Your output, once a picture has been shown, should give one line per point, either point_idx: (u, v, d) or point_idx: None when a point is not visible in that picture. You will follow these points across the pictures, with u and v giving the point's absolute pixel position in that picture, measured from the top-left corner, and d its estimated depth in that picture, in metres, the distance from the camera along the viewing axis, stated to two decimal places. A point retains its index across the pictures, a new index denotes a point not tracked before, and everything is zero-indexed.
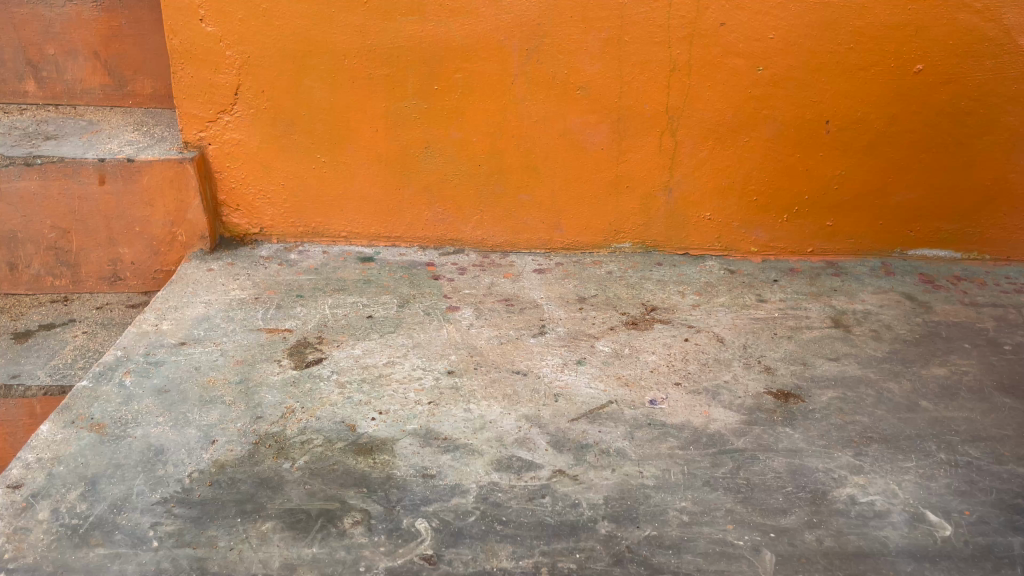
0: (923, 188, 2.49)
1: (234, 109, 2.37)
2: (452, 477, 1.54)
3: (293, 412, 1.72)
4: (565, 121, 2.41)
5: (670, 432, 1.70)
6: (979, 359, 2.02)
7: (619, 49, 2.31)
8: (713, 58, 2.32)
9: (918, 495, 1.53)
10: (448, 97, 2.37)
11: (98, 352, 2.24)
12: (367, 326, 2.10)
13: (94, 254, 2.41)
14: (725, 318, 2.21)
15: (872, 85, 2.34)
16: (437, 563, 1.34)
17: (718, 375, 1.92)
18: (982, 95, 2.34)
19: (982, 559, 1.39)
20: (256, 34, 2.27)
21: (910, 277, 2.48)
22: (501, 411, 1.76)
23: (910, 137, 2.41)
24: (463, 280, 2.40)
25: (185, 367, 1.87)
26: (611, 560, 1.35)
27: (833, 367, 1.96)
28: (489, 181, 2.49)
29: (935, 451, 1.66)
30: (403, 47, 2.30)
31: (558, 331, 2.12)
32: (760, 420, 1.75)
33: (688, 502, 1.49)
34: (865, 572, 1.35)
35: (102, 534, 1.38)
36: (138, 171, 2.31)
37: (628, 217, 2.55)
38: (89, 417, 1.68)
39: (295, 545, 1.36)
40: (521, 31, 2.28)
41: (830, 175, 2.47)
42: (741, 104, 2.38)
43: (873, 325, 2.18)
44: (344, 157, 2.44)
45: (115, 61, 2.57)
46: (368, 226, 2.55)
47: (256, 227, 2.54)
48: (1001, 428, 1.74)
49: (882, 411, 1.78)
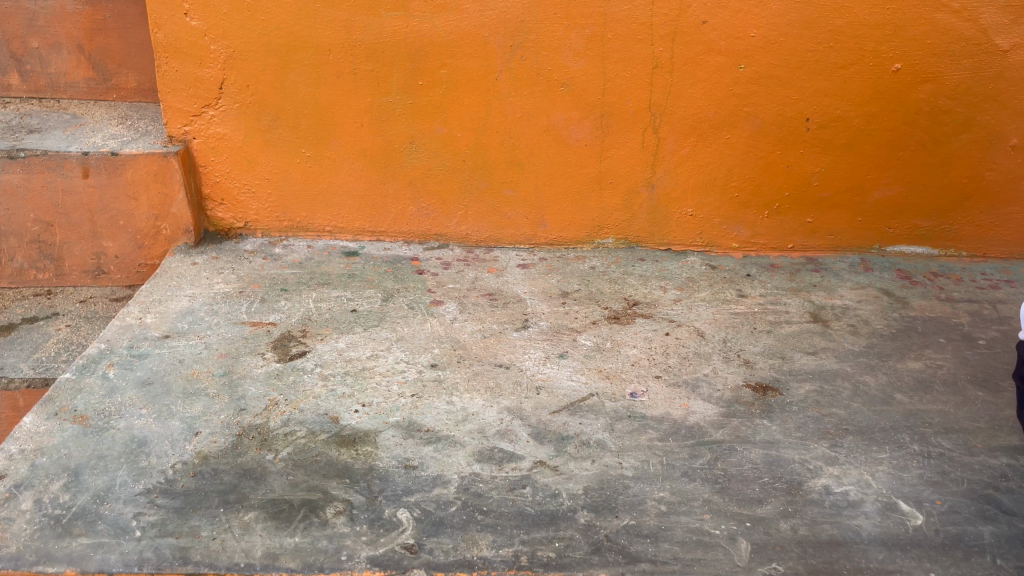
0: (902, 185, 2.52)
1: (218, 103, 2.37)
2: (433, 468, 1.56)
3: (276, 404, 1.74)
4: (548, 117, 2.42)
5: (649, 424, 1.73)
6: (954, 353, 2.05)
7: (602, 46, 2.33)
8: (695, 55, 2.34)
9: (891, 485, 1.56)
10: (433, 92, 2.38)
11: (82, 344, 2.23)
12: (351, 320, 2.12)
13: (78, 248, 2.41)
14: (706, 312, 2.24)
15: (851, 83, 2.38)
16: (418, 553, 1.35)
17: (698, 368, 1.95)
18: (960, 95, 2.38)
19: (952, 547, 1.41)
20: (241, 28, 2.28)
21: (888, 273, 2.52)
22: (483, 403, 1.78)
23: (889, 135, 2.45)
24: (447, 275, 2.42)
25: (169, 360, 1.88)
26: (590, 549, 1.37)
27: (811, 360, 2.00)
28: (473, 176, 2.50)
29: (908, 442, 1.69)
30: (388, 43, 2.31)
31: (541, 325, 2.14)
32: (738, 412, 1.78)
33: (667, 492, 1.52)
34: (838, 559, 1.38)
35: (85, 525, 1.39)
36: (122, 164, 2.31)
37: (611, 212, 2.57)
38: (72, 408, 1.68)
39: (277, 534, 1.38)
40: (505, 27, 2.29)
41: (810, 172, 2.50)
42: (722, 101, 2.41)
43: (852, 321, 2.21)
44: (329, 151, 2.45)
45: (100, 54, 2.57)
46: (353, 221, 2.56)
47: (241, 221, 2.54)
48: (974, 420, 1.77)
49: (858, 404, 1.82)
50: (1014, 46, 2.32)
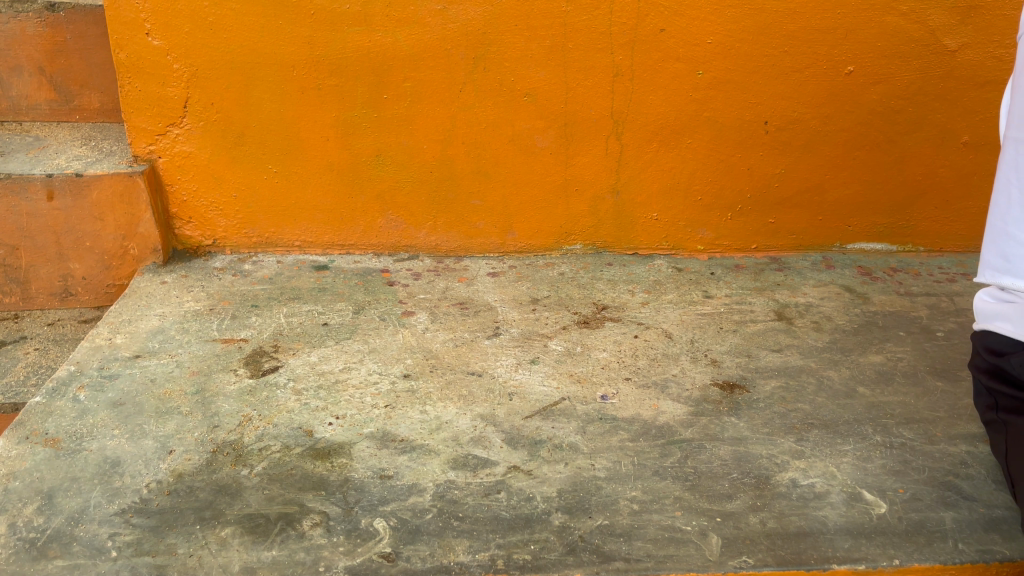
0: (859, 184, 2.59)
1: (183, 121, 2.38)
2: (408, 477, 1.58)
3: (250, 420, 1.74)
4: (514, 127, 2.46)
5: (620, 425, 1.76)
6: (913, 345, 2.11)
7: (563, 55, 2.37)
8: (654, 62, 2.39)
9: (855, 476, 1.60)
10: (397, 105, 2.40)
11: (51, 367, 2.20)
12: (323, 334, 2.13)
13: (44, 271, 2.38)
14: (673, 314, 2.28)
15: (807, 86, 2.44)
16: (395, 561, 1.37)
17: (667, 369, 1.99)
18: (910, 94, 2.47)
19: (915, 533, 1.46)
20: (203, 47, 2.29)
21: (850, 270, 2.58)
22: (457, 411, 1.80)
23: (844, 135, 2.52)
24: (418, 285, 2.44)
25: (141, 380, 1.88)
26: (564, 550, 1.40)
27: (777, 357, 2.04)
28: (440, 187, 2.53)
29: (871, 434, 1.74)
30: (351, 58, 2.33)
31: (511, 332, 2.17)
32: (706, 410, 1.82)
33: (638, 491, 1.55)
34: (805, 550, 1.41)
35: (60, 547, 1.38)
36: (87, 186, 2.30)
37: (578, 219, 2.61)
38: (43, 432, 1.68)
39: (254, 548, 1.39)
40: (467, 40, 2.33)
41: (770, 174, 2.56)
42: (683, 107, 2.46)
43: (815, 317, 2.26)
44: (296, 167, 2.47)
45: (61, 76, 2.56)
46: (322, 235, 2.57)
47: (209, 238, 2.54)
48: (933, 410, 1.83)
49: (822, 398, 1.86)
50: (961, 46, 2.41)
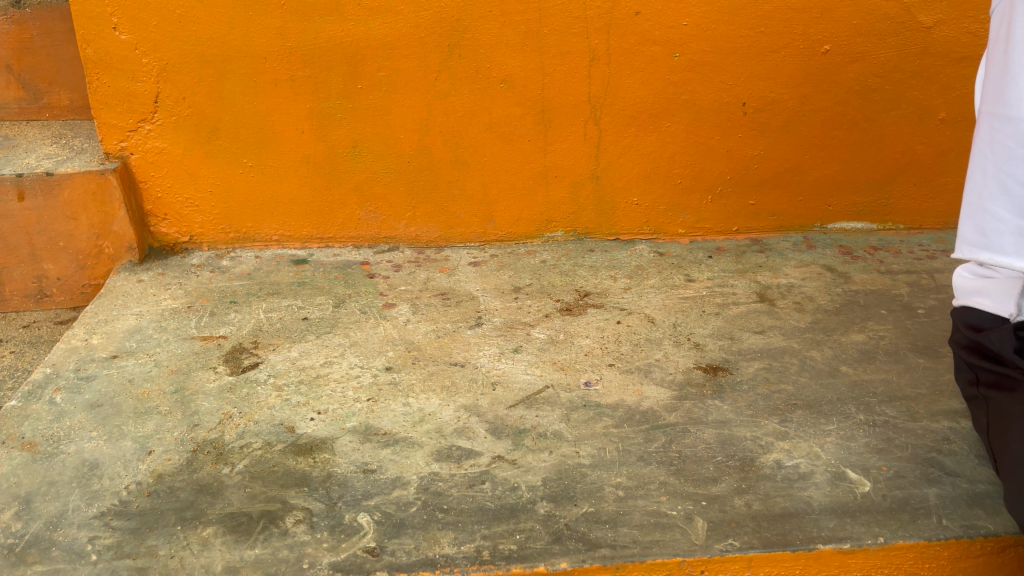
0: (838, 163, 2.59)
1: (154, 117, 2.34)
2: (392, 470, 1.56)
3: (230, 417, 1.72)
4: (491, 114, 2.43)
5: (605, 411, 1.75)
6: (895, 323, 2.12)
7: (538, 41, 2.35)
8: (630, 46, 2.37)
9: (839, 455, 1.60)
10: (372, 95, 2.38)
11: (27, 370, 2.17)
12: (303, 328, 2.11)
13: (18, 272, 2.35)
14: (655, 299, 2.28)
15: (784, 66, 2.44)
16: (380, 555, 1.36)
17: (650, 354, 1.98)
18: (887, 72, 2.47)
19: (899, 511, 1.46)
20: (172, 40, 2.25)
21: (831, 249, 2.58)
22: (440, 403, 1.79)
23: (822, 114, 2.51)
24: (398, 277, 2.42)
25: (118, 380, 1.85)
26: (550, 539, 1.39)
27: (759, 339, 2.04)
28: (418, 177, 2.50)
29: (854, 413, 1.74)
30: (323, 48, 2.30)
31: (494, 321, 2.16)
32: (690, 394, 1.81)
33: (624, 477, 1.54)
34: (791, 530, 1.41)
35: (39, 552, 1.36)
36: (58, 185, 2.26)
37: (559, 206, 2.59)
38: (20, 436, 1.65)
39: (237, 548, 1.37)
40: (441, 27, 2.30)
41: (749, 156, 2.56)
42: (661, 90, 2.44)
43: (796, 298, 2.27)
44: (272, 160, 2.44)
45: (29, 73, 2.52)
46: (300, 229, 2.55)
47: (185, 235, 2.51)
48: (916, 386, 1.83)
49: (805, 378, 1.87)
50: (936, 22, 2.41)
